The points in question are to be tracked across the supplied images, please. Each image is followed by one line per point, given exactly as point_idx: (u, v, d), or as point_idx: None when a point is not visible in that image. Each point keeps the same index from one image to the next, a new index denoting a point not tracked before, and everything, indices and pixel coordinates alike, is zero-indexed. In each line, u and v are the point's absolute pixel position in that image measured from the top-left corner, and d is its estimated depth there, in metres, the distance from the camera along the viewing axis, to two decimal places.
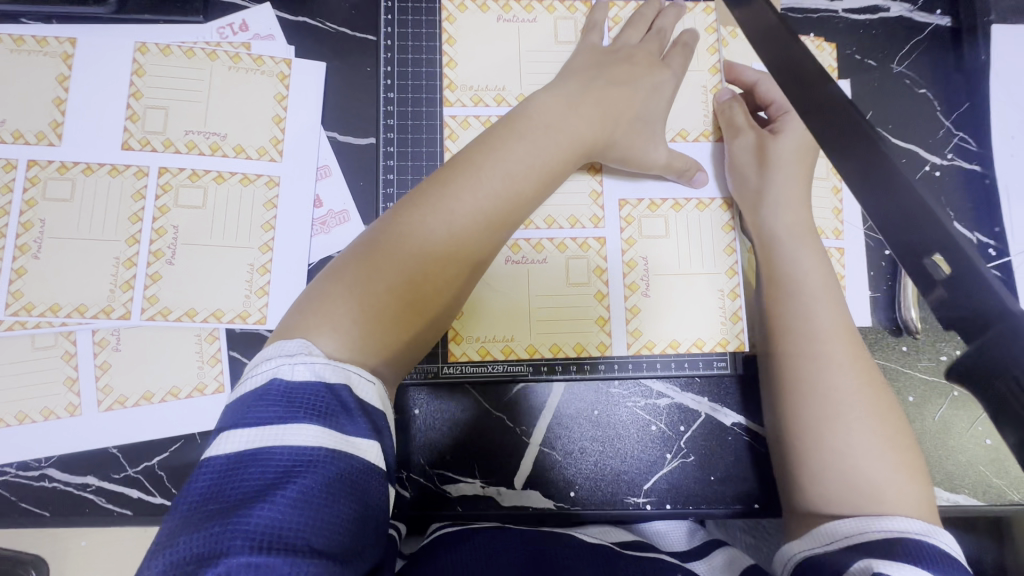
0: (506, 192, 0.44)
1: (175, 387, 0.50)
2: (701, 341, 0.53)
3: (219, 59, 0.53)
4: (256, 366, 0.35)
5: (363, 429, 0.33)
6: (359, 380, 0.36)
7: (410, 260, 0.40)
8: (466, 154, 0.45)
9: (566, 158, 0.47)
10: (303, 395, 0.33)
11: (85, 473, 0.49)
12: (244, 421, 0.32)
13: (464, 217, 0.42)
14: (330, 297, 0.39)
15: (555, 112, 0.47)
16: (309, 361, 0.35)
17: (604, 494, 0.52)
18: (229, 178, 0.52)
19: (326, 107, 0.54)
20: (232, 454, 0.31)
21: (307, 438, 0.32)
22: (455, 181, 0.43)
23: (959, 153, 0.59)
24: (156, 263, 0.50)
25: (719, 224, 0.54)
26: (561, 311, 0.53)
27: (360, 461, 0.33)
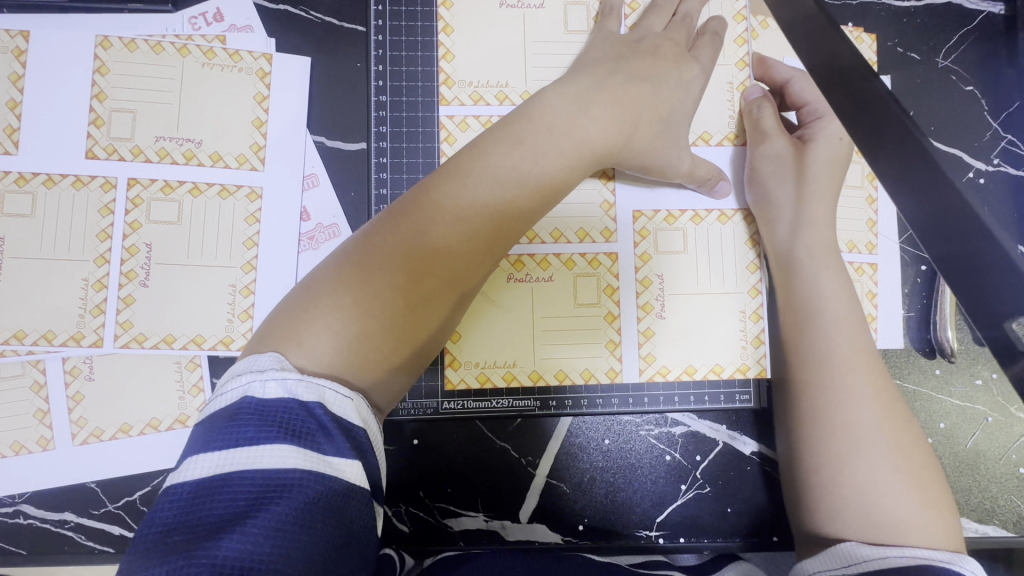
0: (500, 200, 0.39)
1: (155, 419, 0.46)
2: (719, 367, 0.47)
3: (191, 54, 0.47)
4: (226, 380, 0.31)
5: (345, 448, 0.29)
6: (336, 396, 0.31)
7: (384, 272, 0.36)
8: (455, 161, 0.41)
9: (571, 164, 0.41)
10: (276, 412, 0.29)
11: (62, 509, 0.46)
12: (210, 444, 0.28)
13: (458, 232, 0.38)
14: (303, 314, 0.35)
15: (565, 115, 0.42)
16: (281, 377, 0.30)
17: (614, 527, 0.49)
18: (205, 190, 0.47)
19: (312, 110, 0.49)
20: (195, 480, 0.27)
21: (280, 458, 0.28)
22: (445, 185, 0.39)
23: (1006, 157, 0.54)
24: (129, 285, 0.46)
25: (741, 238, 0.47)
26: (568, 333, 0.46)
27: (341, 482, 0.28)
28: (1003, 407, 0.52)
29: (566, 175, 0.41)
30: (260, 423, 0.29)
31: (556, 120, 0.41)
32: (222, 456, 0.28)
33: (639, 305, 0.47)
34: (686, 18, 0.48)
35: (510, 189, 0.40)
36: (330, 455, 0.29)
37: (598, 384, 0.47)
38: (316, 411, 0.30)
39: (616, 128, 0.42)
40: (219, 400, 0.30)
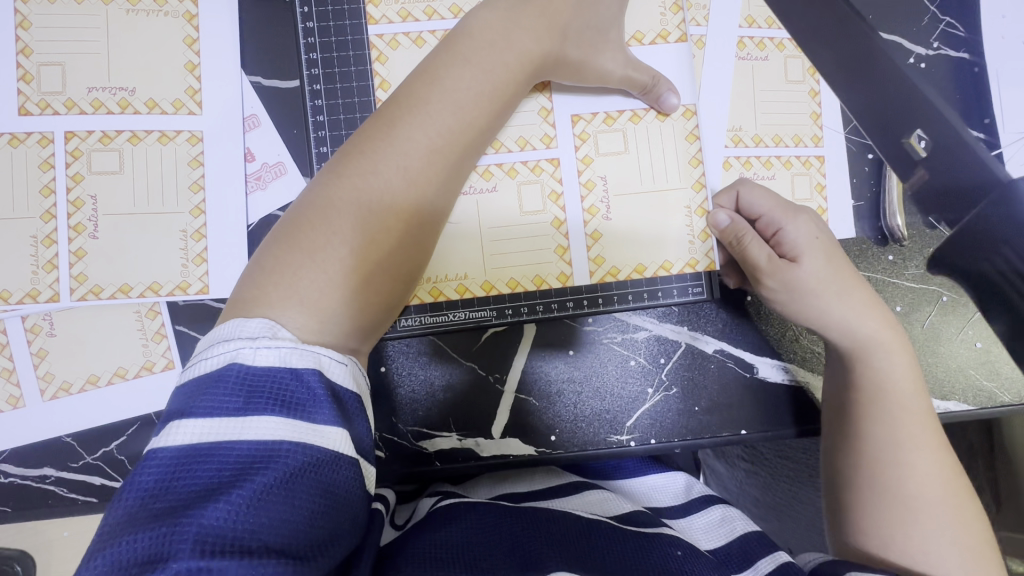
0: (456, 129, 0.39)
1: (121, 368, 0.46)
2: (668, 264, 0.47)
3: (113, 1, 0.47)
4: (212, 345, 0.31)
5: (335, 419, 0.30)
6: (330, 362, 0.32)
7: (362, 208, 0.36)
8: (407, 89, 0.40)
9: (504, 79, 0.41)
10: (266, 382, 0.30)
11: (41, 465, 0.46)
12: (198, 411, 0.28)
13: (418, 161, 0.38)
14: (288, 262, 0.35)
15: (488, 22, 0.41)
16: (273, 344, 0.31)
17: (586, 435, 0.51)
18: (145, 137, 0.47)
19: (245, 49, 0.48)
20: (180, 447, 0.27)
21: (270, 429, 0.28)
22: (399, 123, 0.38)
23: (945, 41, 0.54)
24: (79, 238, 0.46)
25: (682, 133, 0.48)
26: (516, 242, 0.47)
27: (329, 452, 0.29)
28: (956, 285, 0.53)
29: (510, 97, 0.42)
30: (249, 393, 0.29)
31: (494, 36, 0.41)
32: (208, 423, 0.28)
33: (586, 209, 0.47)
34: None
35: (464, 117, 0.39)
36: (319, 425, 0.29)
37: (549, 289, 0.47)
38: (308, 381, 0.30)
39: (541, 28, 0.42)
40: (203, 366, 0.30)
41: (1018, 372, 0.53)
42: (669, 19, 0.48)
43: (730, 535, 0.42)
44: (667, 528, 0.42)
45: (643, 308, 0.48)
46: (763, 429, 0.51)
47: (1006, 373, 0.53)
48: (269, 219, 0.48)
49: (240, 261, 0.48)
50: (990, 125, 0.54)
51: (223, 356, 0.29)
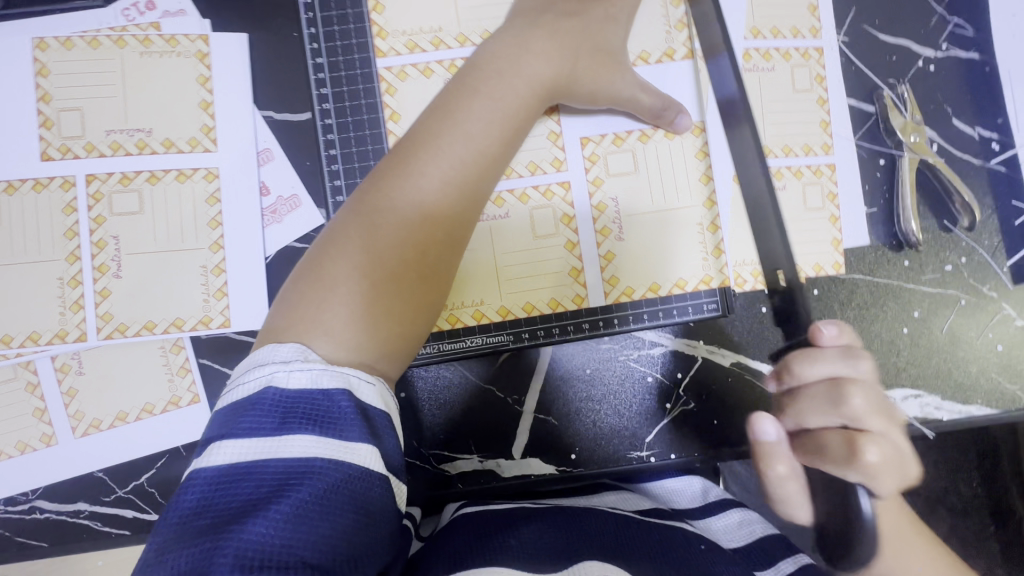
0: (470, 159, 0.39)
1: (148, 404, 0.48)
2: (683, 281, 0.47)
3: (128, 45, 0.48)
4: (249, 370, 0.32)
5: (365, 436, 0.30)
6: (360, 382, 0.33)
7: (386, 246, 0.37)
8: (422, 124, 0.40)
9: (517, 109, 0.41)
10: (300, 402, 0.30)
11: (75, 500, 0.48)
12: (237, 432, 0.29)
13: (434, 195, 0.38)
14: (312, 299, 0.35)
15: (495, 52, 0.42)
16: (305, 366, 0.31)
17: (607, 452, 0.51)
18: (163, 176, 0.48)
19: (257, 85, 0.49)
20: (220, 466, 0.28)
21: (303, 447, 0.29)
22: (414, 157, 0.38)
23: (954, 41, 0.54)
24: (103, 278, 0.47)
25: (692, 151, 0.48)
26: (532, 266, 0.47)
27: (362, 468, 0.30)
28: (974, 289, 0.53)
29: (522, 124, 0.42)
30: (284, 414, 0.30)
31: (503, 66, 0.42)
32: (246, 443, 0.29)
33: (598, 230, 0.47)
34: None
35: (478, 146, 0.40)
36: (351, 442, 0.30)
37: (565, 312, 0.47)
38: (338, 400, 0.31)
39: (547, 55, 0.43)
40: (240, 389, 0.31)
41: None
42: (675, 36, 0.49)
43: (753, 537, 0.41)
44: (685, 524, 0.43)
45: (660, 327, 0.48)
46: None
47: None
48: (286, 251, 0.49)
49: (259, 293, 0.49)
50: (1002, 125, 0.54)
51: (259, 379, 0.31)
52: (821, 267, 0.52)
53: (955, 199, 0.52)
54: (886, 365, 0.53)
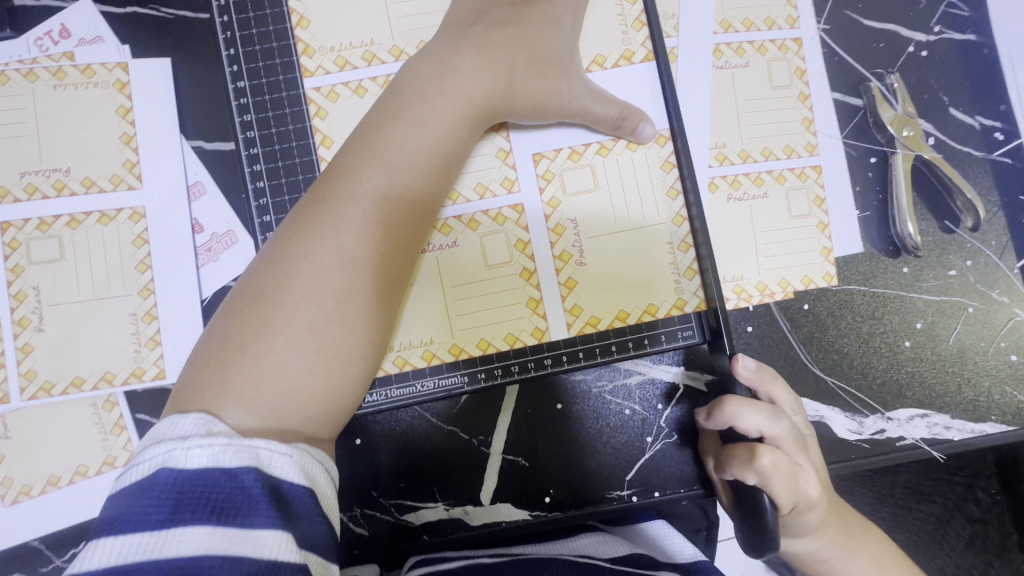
0: (397, 191, 0.36)
1: (81, 466, 0.44)
2: (654, 307, 0.43)
3: (39, 78, 0.44)
4: (143, 447, 0.28)
5: (272, 521, 0.26)
6: (273, 455, 0.29)
7: (308, 296, 0.33)
8: (343, 155, 0.36)
9: (447, 132, 0.37)
10: (197, 486, 0.26)
11: (10, 572, 0.44)
12: (119, 527, 0.25)
13: (357, 235, 0.34)
14: (220, 363, 0.31)
15: (421, 70, 0.38)
16: (205, 443, 0.27)
17: (582, 494, 0.47)
18: (84, 220, 0.44)
19: (183, 113, 0.46)
20: (95, 570, 0.24)
21: (194, 543, 0.25)
22: (334, 193, 0.35)
23: (947, 23, 0.49)
24: (24, 333, 0.43)
25: (656, 162, 0.43)
26: (486, 299, 0.43)
27: (268, 563, 0.26)
28: (982, 295, 0.48)
29: (456, 148, 0.38)
30: (176, 502, 0.26)
31: (434, 84, 0.38)
32: (129, 541, 0.25)
33: (557, 255, 0.43)
34: None
35: (407, 176, 0.36)
36: (255, 533, 0.26)
37: (524, 347, 0.43)
38: (243, 481, 0.27)
39: (484, 68, 0.39)
40: (132, 470, 0.27)
41: None
42: (632, 37, 0.44)
43: None
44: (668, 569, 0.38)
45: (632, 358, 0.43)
46: None
47: None
48: (224, 292, 0.46)
49: (195, 341, 0.45)
50: (1005, 112, 0.49)
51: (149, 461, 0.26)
52: (811, 280, 0.47)
53: (957, 196, 0.47)
54: (886, 383, 0.48)
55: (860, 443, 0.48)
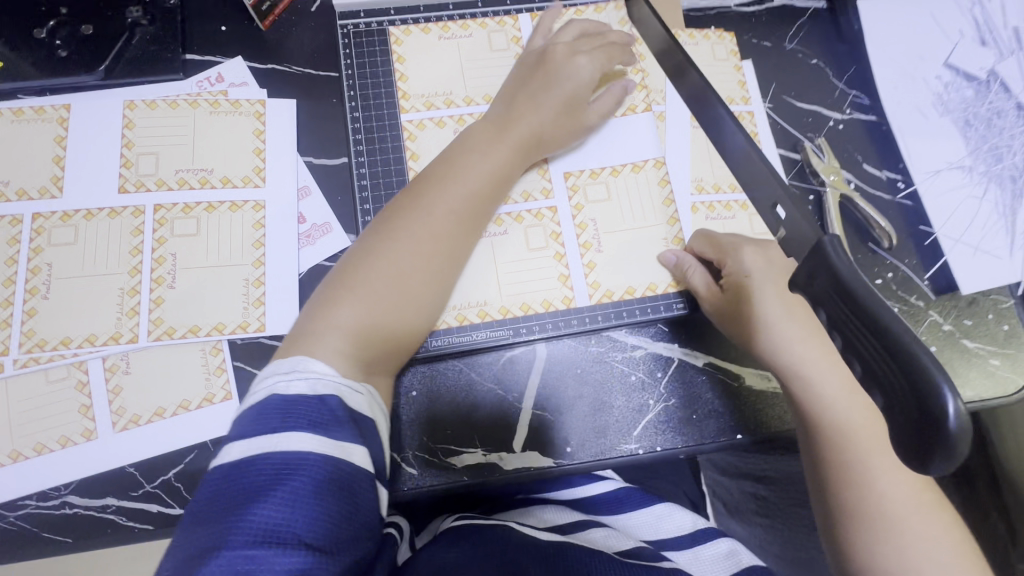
0: (466, 202, 0.51)
1: (185, 400, 0.53)
2: (654, 284, 0.58)
3: (200, 107, 0.60)
4: (258, 384, 0.40)
5: (350, 434, 0.38)
6: (348, 390, 0.41)
7: (407, 259, 0.48)
8: (427, 175, 0.53)
9: (506, 165, 0.54)
10: (298, 404, 0.38)
11: (104, 495, 0.51)
12: (245, 432, 0.37)
13: (439, 223, 0.50)
14: (339, 301, 0.46)
15: (486, 124, 0.55)
16: (305, 376, 0.40)
17: (599, 445, 0.56)
18: (218, 207, 0.57)
19: (301, 137, 0.61)
20: (231, 462, 0.36)
21: (298, 442, 0.36)
22: (422, 199, 0.50)
23: (855, 107, 0.69)
24: (158, 288, 0.54)
25: (656, 180, 0.60)
26: (528, 271, 0.58)
27: (348, 464, 0.37)
28: (903, 299, 0.63)
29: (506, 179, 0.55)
30: (283, 414, 0.37)
31: (491, 137, 0.54)
32: (251, 441, 0.36)
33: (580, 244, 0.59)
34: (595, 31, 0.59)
35: (474, 192, 0.52)
36: (339, 439, 0.37)
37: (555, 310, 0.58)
38: (330, 403, 0.39)
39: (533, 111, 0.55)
40: (252, 398, 0.40)
41: (969, 370, 0.61)
42: (635, 98, 0.63)
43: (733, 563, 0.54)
44: (667, 562, 0.53)
45: (629, 326, 0.58)
46: (758, 434, 0.57)
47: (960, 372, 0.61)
48: (317, 268, 0.58)
49: (293, 303, 0.56)
50: (903, 169, 0.67)
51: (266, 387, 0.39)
52: None
53: (875, 226, 0.63)
54: None
55: None
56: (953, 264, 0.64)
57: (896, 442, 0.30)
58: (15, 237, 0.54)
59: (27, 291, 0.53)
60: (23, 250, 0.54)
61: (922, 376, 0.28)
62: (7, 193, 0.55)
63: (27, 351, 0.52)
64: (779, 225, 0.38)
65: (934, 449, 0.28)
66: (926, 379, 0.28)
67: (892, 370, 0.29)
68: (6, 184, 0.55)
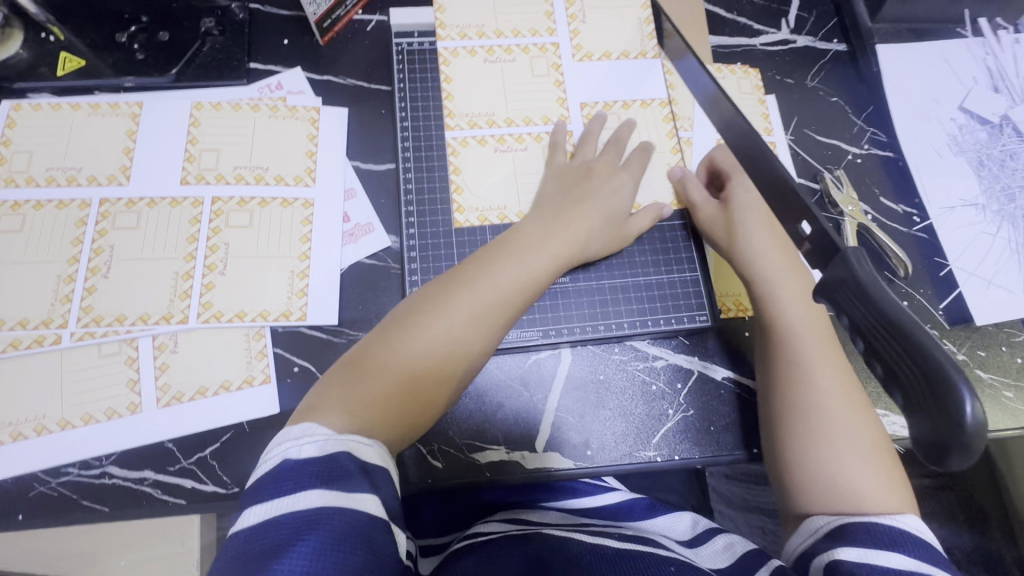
0: (496, 303, 0.52)
1: (226, 381, 0.55)
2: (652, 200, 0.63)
3: (261, 111, 0.64)
4: (273, 450, 0.42)
5: (365, 487, 0.39)
6: (360, 445, 0.43)
7: (422, 355, 0.49)
8: (467, 268, 0.54)
9: (541, 274, 0.55)
10: (310, 467, 0.40)
11: (142, 468, 0.53)
12: (262, 497, 0.38)
13: (466, 321, 0.51)
14: (351, 385, 0.47)
15: (534, 224, 0.58)
16: (314, 439, 0.41)
17: (617, 449, 0.58)
18: (271, 202, 0.61)
19: (350, 144, 0.65)
20: (249, 526, 0.37)
21: (312, 499, 0.37)
22: (457, 293, 0.51)
23: (873, 144, 0.72)
24: (210, 274, 0.58)
25: (659, 118, 0.66)
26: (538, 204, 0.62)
27: (365, 513, 0.38)
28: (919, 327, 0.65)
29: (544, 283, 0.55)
30: (298, 477, 0.39)
31: (545, 238, 0.56)
32: (268, 505, 0.37)
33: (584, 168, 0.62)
34: (621, 141, 0.64)
35: (506, 294, 0.52)
36: (353, 491, 0.38)
37: (574, 311, 0.61)
38: (343, 459, 0.40)
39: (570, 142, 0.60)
40: (266, 465, 0.41)
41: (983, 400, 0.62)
42: (662, 127, 0.66)
43: (732, 556, 0.54)
44: (666, 552, 0.54)
45: (651, 334, 0.61)
46: None
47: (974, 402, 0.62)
48: (358, 265, 0.61)
49: (333, 296, 0.59)
50: (919, 204, 0.70)
51: (278, 454, 0.40)
52: None
53: (891, 255, 0.66)
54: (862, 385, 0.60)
55: None
56: (966, 296, 0.66)
57: (914, 442, 0.32)
58: (81, 219, 0.58)
59: (89, 269, 0.57)
60: (89, 232, 0.58)
61: (941, 380, 0.30)
62: (78, 178, 0.59)
63: (84, 325, 0.55)
64: (806, 240, 0.42)
65: (952, 445, 0.29)
66: (942, 377, 0.30)
67: (910, 367, 0.31)
68: (78, 171, 0.60)
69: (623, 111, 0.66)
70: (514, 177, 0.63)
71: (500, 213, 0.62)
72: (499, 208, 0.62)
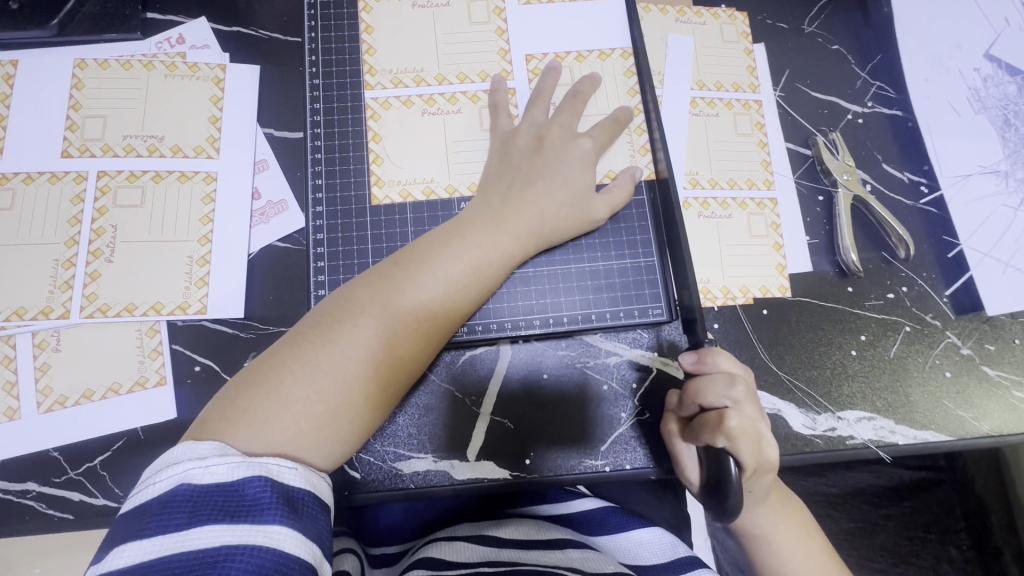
0: (430, 300, 0.44)
1: (116, 383, 0.49)
2: (612, 171, 0.54)
3: (155, 69, 0.55)
4: (163, 469, 0.34)
5: (278, 519, 0.33)
6: (280, 468, 0.35)
7: (335, 358, 0.41)
8: (398, 257, 0.46)
9: (491, 254, 0.46)
10: (211, 495, 0.33)
11: (25, 479, 0.48)
12: (146, 531, 0.31)
13: (394, 322, 0.43)
14: (248, 397, 0.39)
15: (478, 206, 0.48)
16: (221, 461, 0.34)
17: (555, 457, 0.51)
18: (166, 176, 0.53)
19: (261, 107, 0.56)
20: (125, 567, 0.30)
21: (210, 536, 0.31)
22: (384, 288, 0.44)
23: (878, 100, 0.61)
24: (96, 261, 0.51)
25: (621, 71, 0.56)
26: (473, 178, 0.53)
27: (275, 552, 0.32)
28: (917, 316, 0.56)
29: (494, 273, 0.47)
30: (194, 508, 0.32)
31: (493, 221, 0.47)
32: (156, 542, 0.31)
33: None
34: (579, 96, 0.53)
35: (441, 288, 0.44)
36: (260, 526, 0.32)
37: (511, 303, 0.53)
38: (254, 487, 0.33)
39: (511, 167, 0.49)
40: (152, 489, 0.33)
41: (988, 400, 0.54)
42: (623, 82, 0.55)
43: None
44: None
45: (599, 330, 0.53)
46: None
47: (980, 403, 0.54)
48: (269, 250, 0.53)
49: (238, 286, 0.52)
50: (929, 171, 0.59)
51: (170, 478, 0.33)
52: (768, 289, 0.56)
53: (890, 233, 0.56)
54: (835, 388, 0.54)
55: (814, 438, 0.53)
56: (978, 280, 0.56)
57: None
58: None
59: None
60: None
61: None
62: None
63: None
64: None
65: None
66: None
67: None
68: None
69: (577, 64, 0.56)
70: (445, 144, 0.54)
71: (426, 187, 0.53)
72: (426, 181, 0.53)
